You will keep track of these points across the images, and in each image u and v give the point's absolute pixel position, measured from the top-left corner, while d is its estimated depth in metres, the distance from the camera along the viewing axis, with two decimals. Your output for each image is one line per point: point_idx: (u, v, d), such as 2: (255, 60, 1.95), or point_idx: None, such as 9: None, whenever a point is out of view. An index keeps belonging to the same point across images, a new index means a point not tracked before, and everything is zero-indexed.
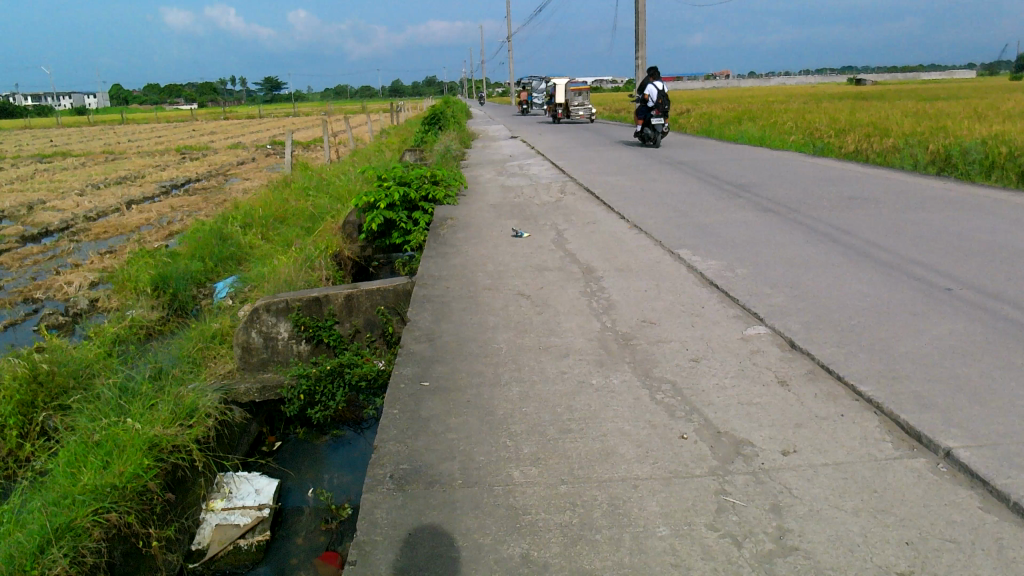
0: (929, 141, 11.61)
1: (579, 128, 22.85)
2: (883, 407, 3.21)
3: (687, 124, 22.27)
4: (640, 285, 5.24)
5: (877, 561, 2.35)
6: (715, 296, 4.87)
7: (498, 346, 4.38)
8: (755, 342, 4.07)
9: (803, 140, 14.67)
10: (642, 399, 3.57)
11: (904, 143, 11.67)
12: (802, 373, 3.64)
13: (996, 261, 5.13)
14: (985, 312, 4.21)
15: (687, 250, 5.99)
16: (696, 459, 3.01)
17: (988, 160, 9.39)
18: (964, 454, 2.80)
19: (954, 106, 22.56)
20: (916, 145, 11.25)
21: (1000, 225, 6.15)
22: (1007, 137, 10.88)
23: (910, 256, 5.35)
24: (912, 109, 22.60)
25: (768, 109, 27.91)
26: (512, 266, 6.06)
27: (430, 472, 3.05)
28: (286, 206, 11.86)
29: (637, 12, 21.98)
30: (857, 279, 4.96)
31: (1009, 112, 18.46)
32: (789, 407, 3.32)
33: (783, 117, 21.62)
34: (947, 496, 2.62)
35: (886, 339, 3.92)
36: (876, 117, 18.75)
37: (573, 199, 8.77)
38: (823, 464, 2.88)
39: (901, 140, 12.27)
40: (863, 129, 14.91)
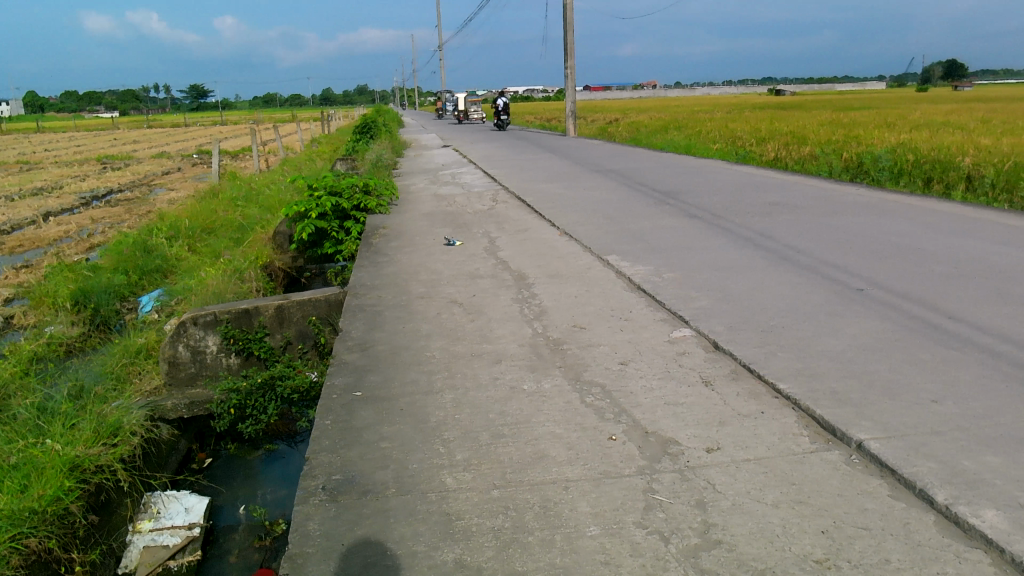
0: (842, 149, 12.13)
1: (510, 137, 23.05)
2: (801, 404, 3.35)
3: (616, 133, 22.72)
4: (570, 291, 5.33)
5: (795, 550, 2.45)
6: (643, 300, 4.99)
7: (430, 353, 4.39)
8: (681, 344, 4.20)
9: (726, 148, 15.19)
10: (573, 402, 3.63)
11: (820, 152, 12.17)
12: (725, 373, 3.76)
13: (904, 263, 5.39)
14: (895, 311, 4.43)
15: (616, 256, 6.12)
16: (625, 458, 3.09)
17: (897, 167, 9.88)
18: (875, 445, 2.95)
19: (864, 116, 23.64)
20: (831, 153, 11.76)
21: (910, 229, 6.46)
22: (914, 145, 11.47)
23: (826, 260, 5.58)
24: (826, 117, 23.62)
25: (693, 119, 28.80)
26: (446, 274, 6.08)
27: (363, 481, 3.04)
28: (214, 216, 11.56)
29: (563, 23, 22.19)
30: (776, 281, 5.15)
31: (916, 121, 19.53)
32: (713, 406, 3.43)
33: (708, 125, 22.36)
34: (860, 485, 2.75)
35: (803, 338, 4.10)
36: (795, 126, 19.56)
37: (505, 207, 8.84)
38: (744, 459, 2.99)
39: (817, 149, 12.79)
40: (782, 138, 15.56)
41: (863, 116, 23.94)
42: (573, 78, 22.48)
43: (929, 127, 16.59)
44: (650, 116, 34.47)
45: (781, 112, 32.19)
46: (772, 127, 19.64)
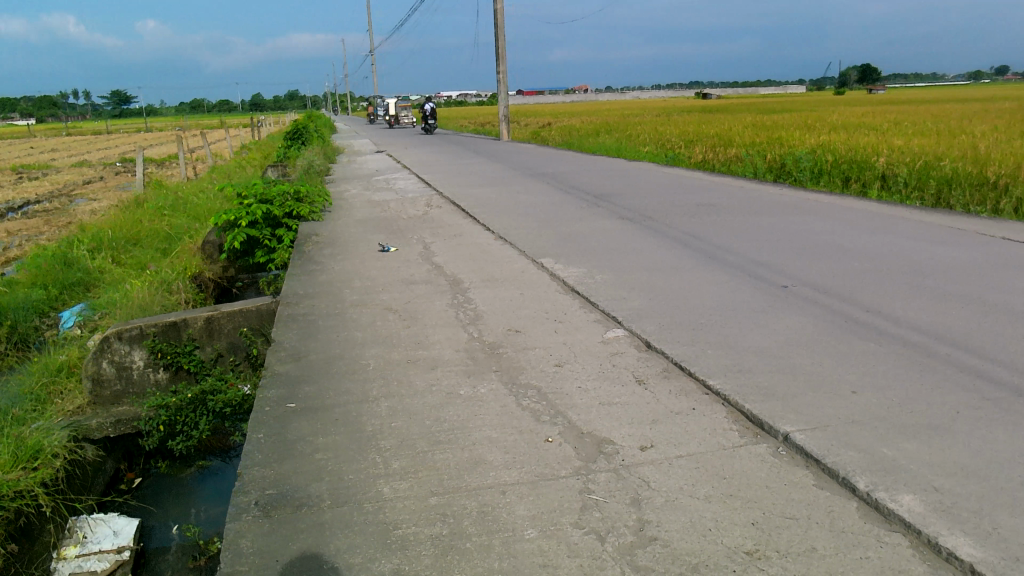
0: (766, 151, 12.53)
1: (444, 141, 22.98)
2: (730, 399, 3.43)
3: (549, 136, 22.93)
4: (505, 294, 5.35)
5: (727, 542, 2.50)
6: (577, 301, 5.04)
7: (365, 362, 4.33)
8: (614, 344, 4.25)
9: (656, 150, 15.52)
10: (509, 405, 3.64)
11: (744, 153, 12.54)
12: (657, 372, 3.83)
13: (825, 259, 5.60)
14: (817, 306, 4.59)
15: (550, 258, 6.17)
16: (561, 460, 3.11)
17: (816, 168, 10.27)
18: (800, 437, 3.04)
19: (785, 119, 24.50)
20: (755, 155, 12.13)
21: (830, 227, 6.72)
22: (832, 146, 11.94)
23: (752, 258, 5.74)
24: (751, 120, 24.41)
25: (623, 122, 29.32)
26: (380, 281, 6.01)
27: (298, 495, 2.97)
28: (139, 226, 11.15)
29: (494, 29, 22.27)
30: (705, 280, 5.28)
31: (834, 123, 20.36)
32: (646, 405, 3.48)
33: (637, 128, 22.79)
34: (787, 476, 2.83)
35: (732, 335, 4.20)
36: (721, 128, 20.12)
37: (439, 212, 8.81)
38: (677, 456, 3.04)
39: (742, 150, 13.18)
40: (709, 140, 15.99)
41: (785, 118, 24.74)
42: (506, 82, 22.59)
43: (847, 129, 17.26)
44: (582, 120, 34.94)
45: (708, 115, 33.08)
46: (699, 129, 20.14)
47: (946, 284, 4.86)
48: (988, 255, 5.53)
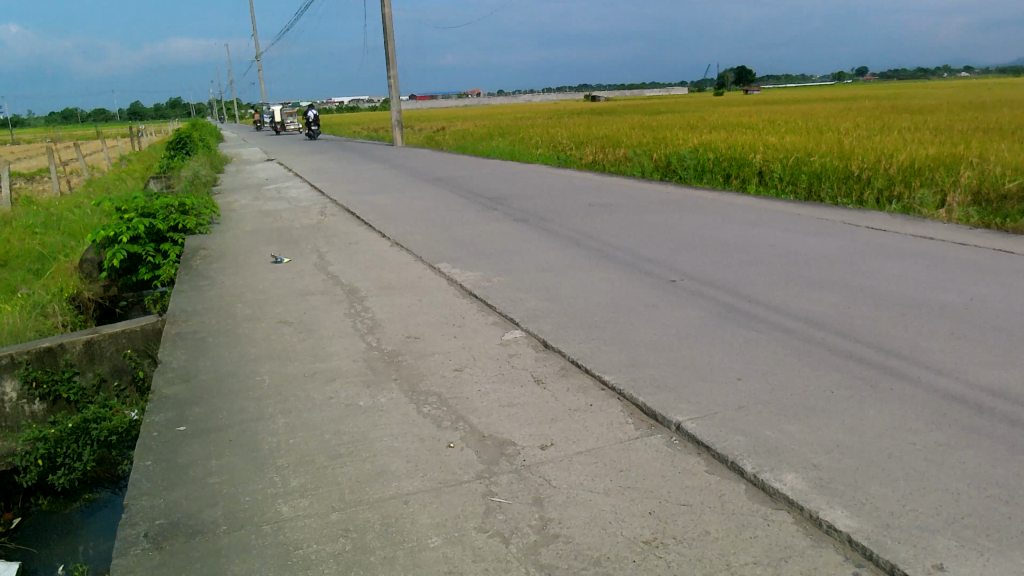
0: (652, 150, 12.97)
1: (336, 149, 22.55)
2: (625, 393, 3.53)
3: (443, 141, 22.90)
4: (402, 301, 5.30)
5: (626, 533, 2.57)
6: (475, 305, 5.05)
7: (260, 378, 4.18)
8: (513, 345, 4.29)
9: (548, 152, 15.77)
10: (410, 413, 3.60)
11: (632, 153, 12.94)
12: (555, 370, 3.89)
13: (710, 253, 5.84)
14: (704, 298, 4.78)
15: (447, 263, 6.16)
16: (463, 465, 3.10)
17: (699, 165, 10.72)
18: (691, 425, 3.16)
19: (669, 120, 25.47)
20: (642, 154, 12.53)
21: (714, 222, 7.02)
22: (713, 145, 12.49)
23: (643, 255, 5.92)
24: (637, 121, 25.20)
25: (516, 125, 29.66)
26: (274, 294, 5.83)
27: (191, 523, 2.83)
28: (6, 247, 10.35)
29: (383, 34, 22.04)
30: (599, 278, 5.40)
31: (714, 123, 21.31)
32: (545, 404, 3.53)
33: (529, 132, 23.08)
34: (681, 464, 2.93)
35: (626, 330, 4.32)
36: (609, 130, 20.68)
37: (334, 221, 8.63)
38: (576, 452, 3.10)
39: (630, 150, 13.59)
40: (598, 141, 16.40)
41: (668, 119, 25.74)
42: (397, 88, 22.40)
43: (726, 128, 18.12)
44: (475, 123, 35.13)
45: (597, 117, 33.97)
46: (588, 131, 20.62)
47: (819, 272, 5.17)
48: (855, 243, 5.92)
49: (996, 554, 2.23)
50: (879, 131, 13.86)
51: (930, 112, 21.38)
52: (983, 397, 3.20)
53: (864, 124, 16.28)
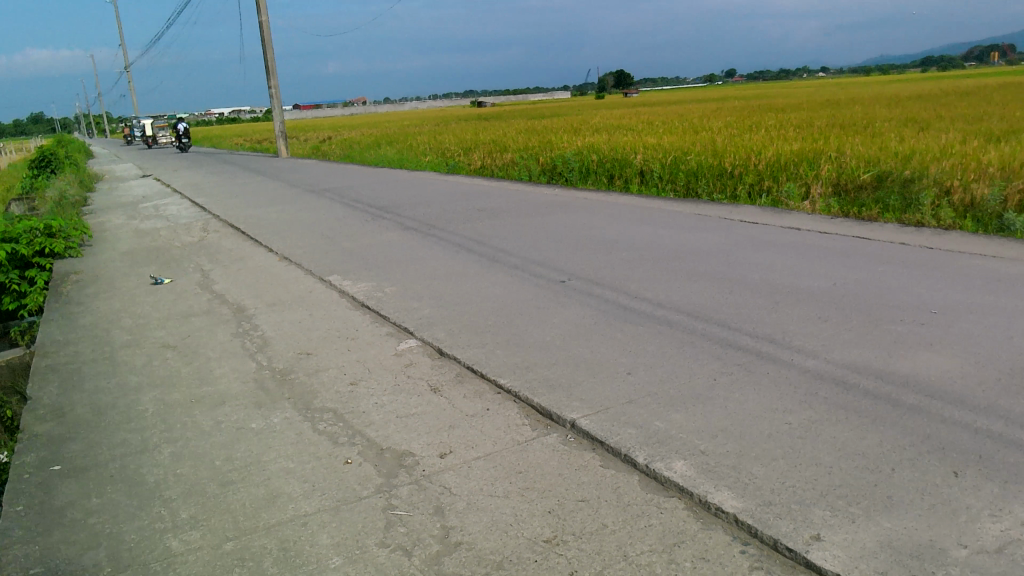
0: (538, 154, 13.21)
1: (217, 162, 21.68)
2: (520, 395, 3.57)
3: (329, 150, 22.46)
4: (292, 317, 5.16)
5: (527, 534, 2.59)
6: (368, 317, 4.98)
7: (141, 407, 3.97)
8: (407, 355, 4.26)
9: (437, 159, 15.76)
10: (304, 432, 3.51)
11: (519, 157, 13.13)
12: (451, 378, 3.88)
13: (597, 252, 6.00)
14: (594, 297, 4.90)
15: (337, 275, 6.04)
16: (361, 480, 3.05)
17: (584, 167, 11.08)
18: (585, 422, 3.23)
19: (553, 123, 25.98)
20: (529, 158, 12.75)
21: (601, 222, 7.21)
22: (596, 146, 12.86)
23: (533, 257, 6.01)
24: (523, 126, 25.56)
25: (403, 132, 29.45)
26: (154, 317, 5.54)
27: (70, 568, 2.65)
28: None
29: (261, 41, 21.39)
30: (491, 282, 5.44)
31: (596, 125, 21.93)
32: (442, 412, 3.52)
33: (417, 138, 22.98)
34: (576, 461, 2.99)
35: (519, 333, 4.37)
36: (496, 135, 20.89)
37: (217, 237, 8.29)
38: (475, 458, 3.11)
39: (517, 154, 13.78)
40: (485, 146, 16.53)
41: (552, 123, 26.28)
42: (279, 97, 21.80)
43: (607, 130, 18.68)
44: (362, 131, 34.65)
45: (484, 123, 34.25)
46: (476, 136, 20.74)
47: (700, 265, 5.41)
48: (730, 236, 6.23)
49: (865, 519, 2.40)
50: (748, 129, 14.65)
51: (792, 109, 22.83)
52: (849, 374, 3.43)
53: (734, 123, 17.19)
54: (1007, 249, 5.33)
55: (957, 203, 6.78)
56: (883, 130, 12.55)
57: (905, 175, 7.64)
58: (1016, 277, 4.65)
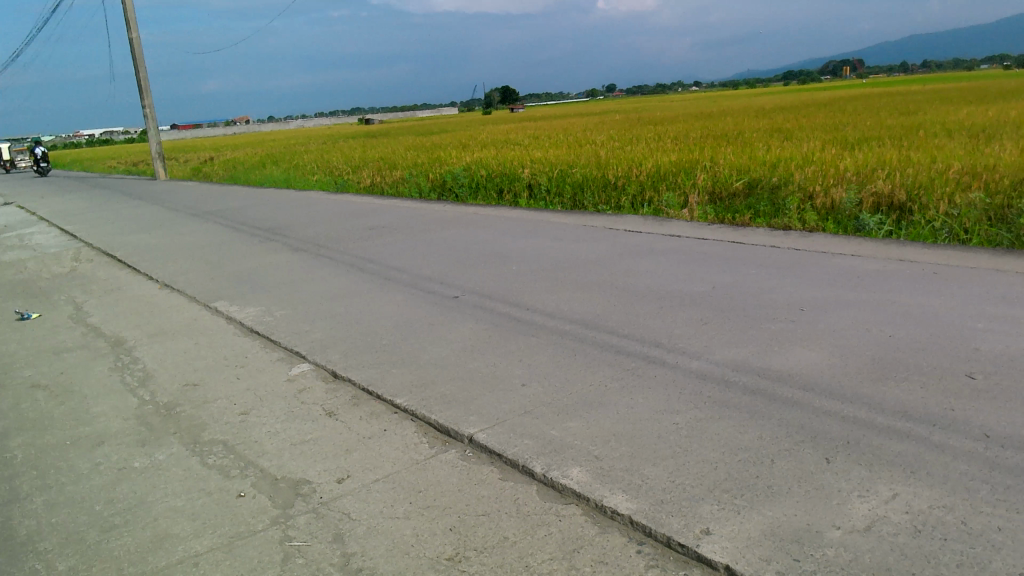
0: (428, 170, 13.21)
1: (88, 187, 20.43)
2: (417, 413, 3.56)
3: (212, 171, 21.62)
4: (176, 347, 4.93)
5: (429, 553, 2.57)
6: (257, 343, 4.83)
7: (10, 454, 3.68)
8: (300, 380, 4.15)
9: (325, 178, 15.48)
10: (193, 467, 3.36)
11: (409, 174, 13.09)
12: (346, 400, 3.82)
13: (490, 267, 6.06)
14: (487, 311, 4.95)
15: (223, 301, 5.82)
16: (256, 513, 2.95)
17: (473, 183, 11.17)
18: (482, 436, 3.26)
19: (443, 139, 26.06)
20: (418, 175, 12.74)
21: (492, 236, 7.30)
22: (485, 161, 13.01)
23: (426, 274, 6.01)
24: (412, 143, 25.50)
25: (289, 151, 28.76)
26: (22, 355, 5.16)
27: None
28: None
29: (132, 59, 20.39)
30: (384, 301, 5.40)
31: (484, 140, 22.15)
32: (338, 436, 3.46)
33: (304, 157, 22.50)
34: (476, 476, 3.01)
35: (414, 351, 4.35)
36: (386, 152, 20.75)
37: (90, 266, 7.82)
38: (374, 480, 3.06)
39: (407, 171, 13.74)
40: (375, 164, 16.39)
41: (442, 139, 26.35)
42: (154, 117, 20.80)
43: (496, 145, 18.92)
44: (247, 151, 33.58)
45: (373, 140, 33.97)
46: (365, 154, 20.52)
47: (589, 275, 5.56)
48: (616, 246, 6.44)
49: (749, 510, 2.53)
50: (630, 142, 15.21)
51: (670, 122, 23.89)
52: (729, 373, 3.62)
53: (617, 136, 17.80)
54: (864, 247, 5.78)
55: (820, 207, 7.29)
56: (752, 140, 13.33)
57: (773, 181, 8.14)
58: (873, 273, 5.04)
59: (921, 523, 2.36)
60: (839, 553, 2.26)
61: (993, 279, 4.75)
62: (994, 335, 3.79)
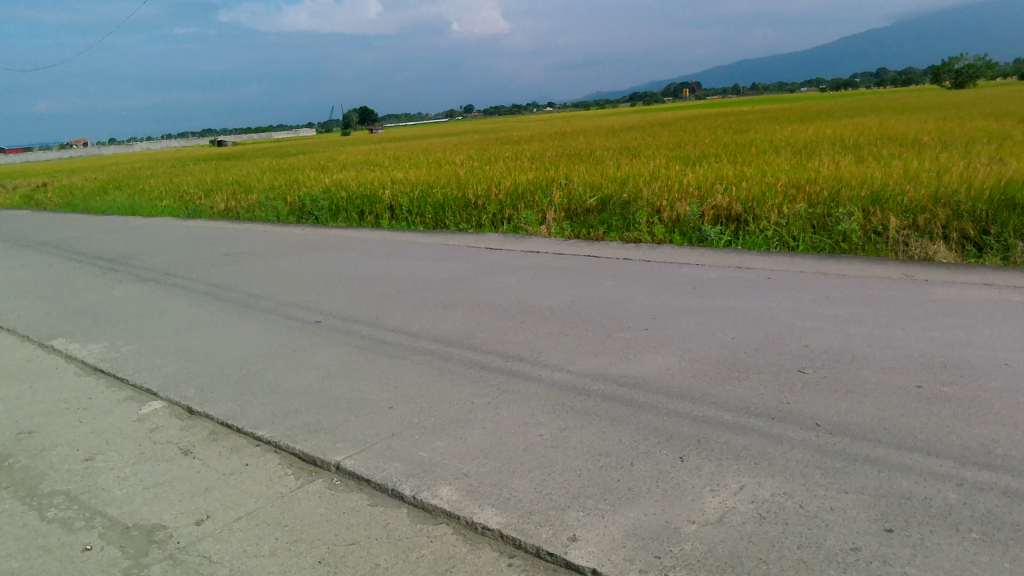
0: (285, 193, 12.83)
1: None
2: (280, 445, 3.44)
3: (43, 199, 19.91)
4: (6, 392, 4.49)
5: None
6: (102, 382, 4.50)
7: None
8: (151, 419, 3.91)
9: (173, 203, 14.67)
10: (30, 523, 3.06)
11: (265, 198, 12.66)
12: (203, 437, 3.63)
13: (353, 289, 5.97)
14: (351, 334, 4.87)
15: (61, 339, 5.38)
16: (105, 565, 2.72)
17: (333, 205, 10.97)
18: (350, 463, 3.20)
19: (300, 161, 25.41)
20: (275, 198, 12.34)
21: (353, 258, 7.19)
22: (345, 183, 12.81)
23: (286, 300, 5.83)
24: (268, 165, 24.68)
25: (134, 175, 27.04)
26: None
27: None
28: None
29: None
30: (242, 330, 5.19)
31: (343, 162, 21.82)
32: (195, 475, 3.28)
33: (149, 182, 21.21)
34: (344, 504, 2.94)
35: (275, 380, 4.21)
36: (239, 175, 19.96)
37: None
38: (236, 518, 2.92)
39: (262, 194, 13.28)
40: (228, 187, 15.73)
41: (299, 160, 25.70)
42: None
43: (355, 166, 18.69)
44: (87, 176, 31.28)
45: (227, 163, 32.61)
46: (217, 177, 19.64)
47: (452, 293, 5.61)
48: (478, 263, 6.54)
49: (612, 513, 2.63)
50: (489, 162, 15.49)
51: (526, 142, 24.55)
52: (589, 382, 3.76)
53: (475, 156, 18.08)
54: (707, 256, 6.19)
55: (667, 220, 7.73)
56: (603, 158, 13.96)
57: (624, 197, 8.56)
58: (716, 280, 5.41)
59: (766, 510, 2.54)
60: (695, 546, 2.40)
61: (818, 281, 5.22)
62: (821, 333, 4.17)
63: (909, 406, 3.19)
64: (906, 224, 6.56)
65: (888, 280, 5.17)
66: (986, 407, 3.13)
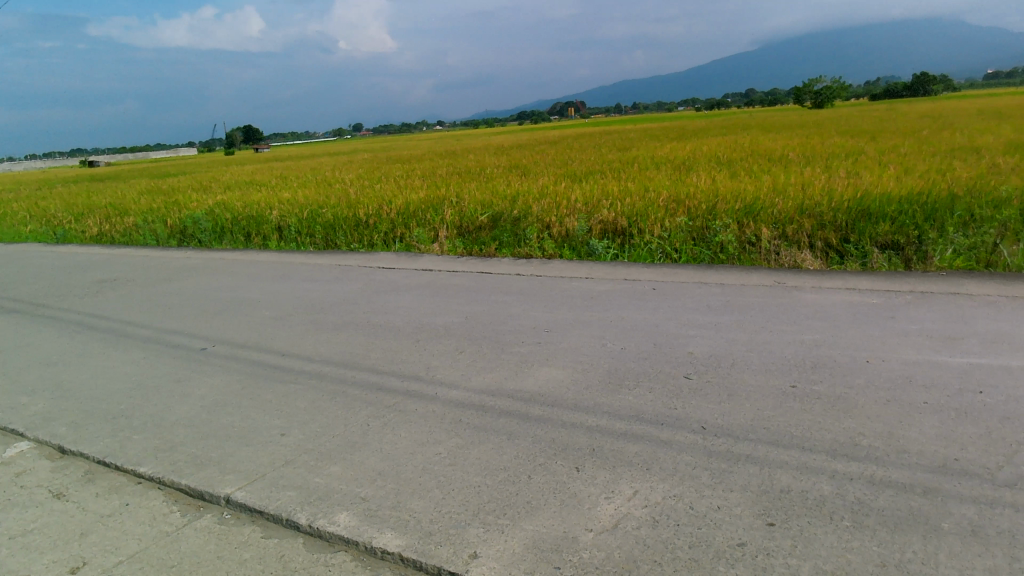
0: (163, 216, 12.25)
1: None
2: (164, 481, 3.27)
3: None
4: None
5: None
6: None
7: None
8: (16, 462, 3.62)
9: (39, 228, 13.70)
10: None
11: (142, 221, 12.04)
12: (77, 478, 3.40)
13: (239, 314, 5.76)
14: (239, 361, 4.70)
15: None
16: None
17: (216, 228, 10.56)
18: (240, 495, 3.08)
19: (183, 181, 24.33)
20: (153, 222, 11.75)
21: (239, 281, 6.94)
22: (229, 204, 12.37)
23: (167, 327, 5.56)
24: (145, 186, 23.45)
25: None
26: None
27: None
28: None
29: None
30: (118, 361, 4.90)
31: (228, 183, 21.06)
32: (70, 519, 3.06)
33: (13, 206, 19.73)
34: (236, 538, 2.82)
35: (156, 413, 4.00)
36: (115, 196, 18.91)
37: None
38: (116, 562, 2.73)
39: (139, 217, 12.63)
40: (101, 210, 14.86)
41: (179, 181, 24.58)
42: None
43: (240, 187, 18.08)
44: None
45: (99, 183, 30.78)
46: (89, 200, 18.50)
47: (344, 314, 5.51)
48: (371, 283, 6.46)
49: (512, 527, 2.66)
50: (380, 180, 15.39)
51: (418, 160, 24.55)
52: (485, 398, 3.79)
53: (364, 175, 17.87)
54: (596, 270, 6.37)
55: (557, 235, 7.91)
56: (493, 176, 14.13)
57: (514, 214, 8.69)
58: (606, 293, 5.58)
59: (659, 514, 2.64)
60: (593, 554, 2.45)
61: (699, 291, 5.48)
62: (704, 339, 4.37)
63: (784, 406, 3.40)
64: (776, 234, 7.00)
65: (763, 287, 5.49)
66: (852, 402, 3.38)
